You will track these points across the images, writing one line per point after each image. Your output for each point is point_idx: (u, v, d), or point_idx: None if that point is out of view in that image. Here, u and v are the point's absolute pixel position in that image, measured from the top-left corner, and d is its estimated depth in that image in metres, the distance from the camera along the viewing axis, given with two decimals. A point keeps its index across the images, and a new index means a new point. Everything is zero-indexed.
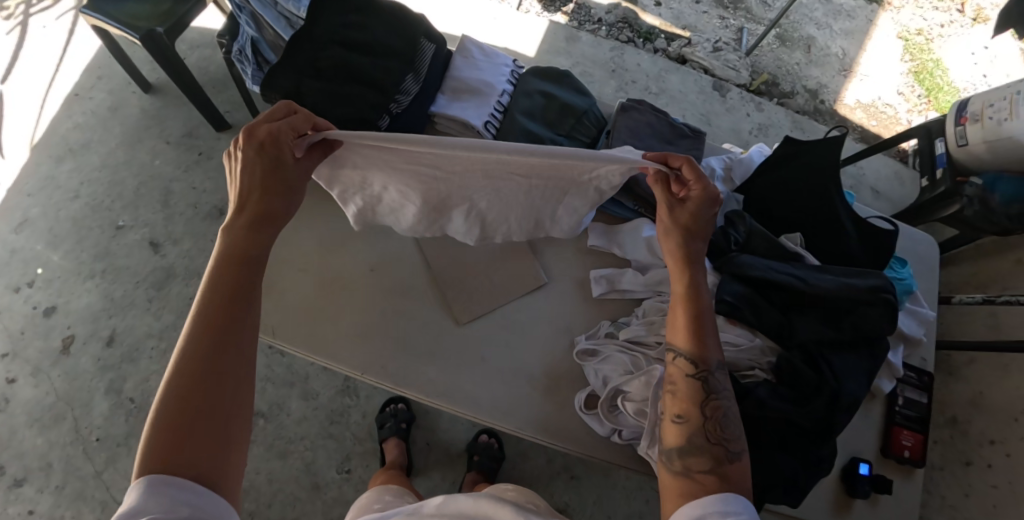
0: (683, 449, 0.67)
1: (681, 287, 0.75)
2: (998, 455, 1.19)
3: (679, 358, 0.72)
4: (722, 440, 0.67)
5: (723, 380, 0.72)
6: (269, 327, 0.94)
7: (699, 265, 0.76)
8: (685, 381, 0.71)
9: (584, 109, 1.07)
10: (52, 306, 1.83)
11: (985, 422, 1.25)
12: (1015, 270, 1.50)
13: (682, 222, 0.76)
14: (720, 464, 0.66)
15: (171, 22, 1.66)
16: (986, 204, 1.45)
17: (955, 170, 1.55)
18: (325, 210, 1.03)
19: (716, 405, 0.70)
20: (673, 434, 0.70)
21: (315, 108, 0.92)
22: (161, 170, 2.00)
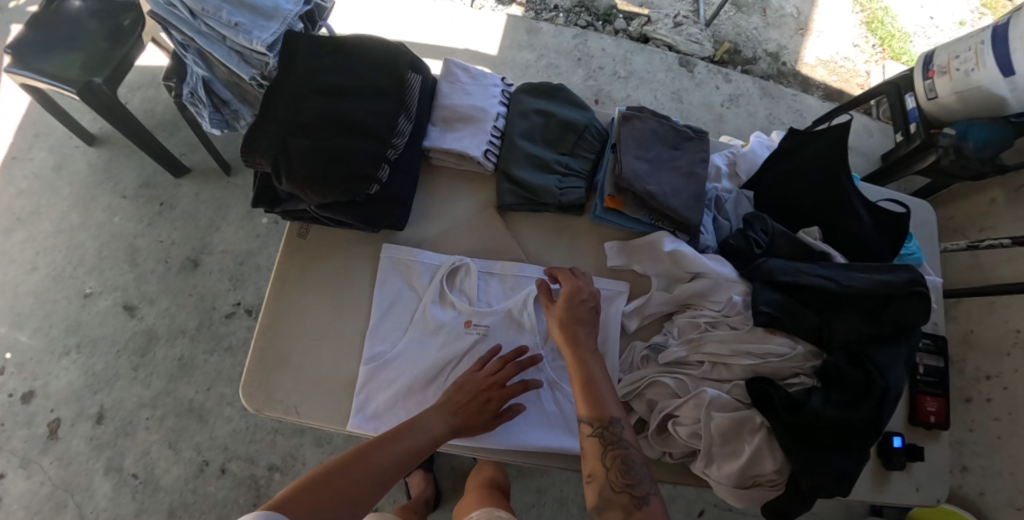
0: (598, 507, 0.73)
1: (572, 365, 0.83)
2: (995, 389, 1.25)
3: (580, 427, 0.79)
4: (627, 487, 0.73)
5: (625, 430, 0.78)
6: (294, 408, 0.89)
7: (582, 344, 0.85)
8: (585, 442, 0.77)
9: (585, 124, 1.03)
10: (29, 391, 1.71)
11: (980, 358, 1.31)
12: (991, 209, 1.55)
13: (557, 314, 0.87)
14: (629, 514, 0.71)
15: (108, 70, 1.52)
16: (960, 152, 1.42)
17: (928, 123, 1.55)
18: (325, 261, 0.94)
19: (615, 454, 0.76)
20: (590, 494, 0.75)
21: (309, 169, 0.78)
22: (123, 227, 1.87)
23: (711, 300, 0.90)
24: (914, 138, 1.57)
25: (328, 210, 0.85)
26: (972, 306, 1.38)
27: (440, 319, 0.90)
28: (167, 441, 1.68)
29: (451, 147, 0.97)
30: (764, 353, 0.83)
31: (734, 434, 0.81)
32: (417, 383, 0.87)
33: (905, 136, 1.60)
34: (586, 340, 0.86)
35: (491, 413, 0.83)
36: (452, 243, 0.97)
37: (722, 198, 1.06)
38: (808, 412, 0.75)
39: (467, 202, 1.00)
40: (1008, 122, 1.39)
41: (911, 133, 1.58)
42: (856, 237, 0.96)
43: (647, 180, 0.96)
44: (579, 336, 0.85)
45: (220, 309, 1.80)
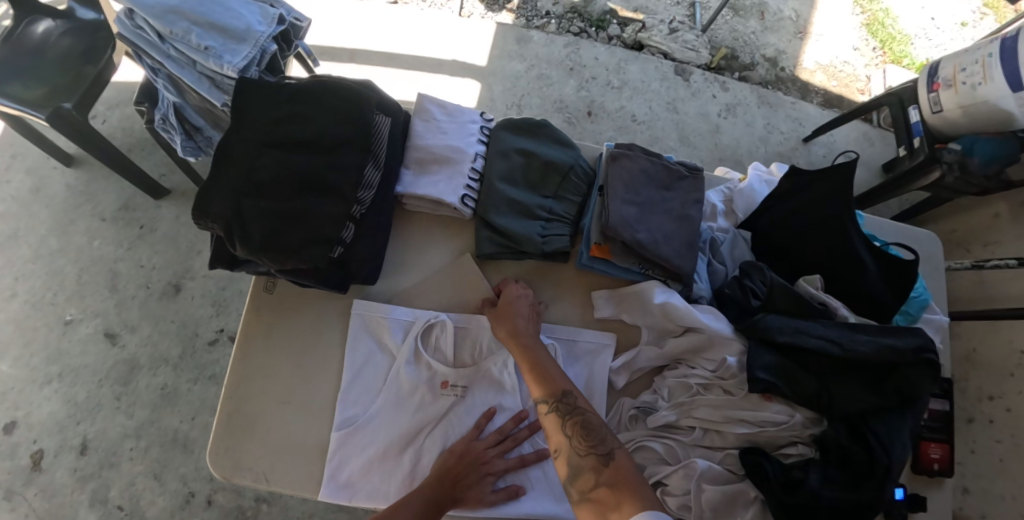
0: (571, 478, 0.72)
1: (518, 357, 0.83)
2: (998, 409, 1.21)
3: (537, 407, 0.78)
4: (591, 449, 0.73)
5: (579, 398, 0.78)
6: (263, 475, 0.84)
7: (523, 334, 0.84)
8: (544, 420, 0.76)
9: (570, 164, 0.97)
10: (11, 421, 1.67)
11: (983, 377, 1.27)
12: (994, 226, 1.50)
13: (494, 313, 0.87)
14: (600, 473, 0.70)
15: (79, 96, 1.44)
16: (966, 169, 1.39)
17: (933, 137, 1.48)
18: (293, 319, 0.90)
19: (574, 421, 0.75)
20: (562, 467, 0.74)
21: (266, 236, 0.73)
22: (103, 251, 1.82)
23: (705, 358, 0.86)
24: (916, 154, 1.50)
25: (291, 272, 0.80)
26: (976, 324, 1.34)
27: (414, 380, 0.85)
28: (152, 472, 1.65)
29: (426, 193, 0.91)
30: (759, 421, 0.78)
31: (728, 508, 0.76)
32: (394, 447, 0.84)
33: (909, 150, 1.54)
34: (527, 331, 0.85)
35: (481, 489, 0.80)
36: (428, 295, 0.92)
37: (717, 239, 1.00)
38: (805, 493, 0.71)
39: (445, 250, 0.95)
40: (1015, 137, 1.32)
41: (914, 147, 1.52)
42: (861, 283, 0.90)
43: (636, 227, 0.90)
44: (520, 328, 0.85)
45: (203, 336, 1.75)
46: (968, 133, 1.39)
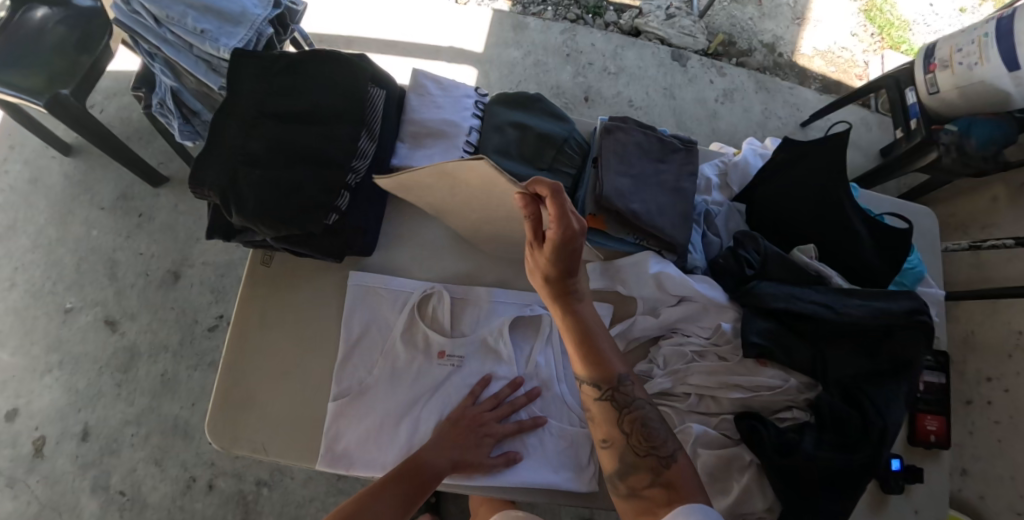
0: (622, 473, 0.72)
1: (568, 328, 0.76)
2: (997, 391, 1.21)
3: (588, 391, 0.76)
4: (651, 450, 0.71)
5: (633, 388, 0.75)
6: (262, 447, 0.84)
7: (576, 298, 0.74)
8: (597, 407, 0.74)
9: (563, 137, 0.97)
10: (13, 409, 1.68)
11: (978, 359, 1.29)
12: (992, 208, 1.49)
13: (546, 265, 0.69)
14: (658, 474, 0.70)
15: (76, 81, 1.46)
16: (963, 151, 1.37)
17: (931, 118, 1.48)
18: (289, 293, 0.90)
19: (632, 417, 0.73)
20: (611, 459, 0.73)
21: (259, 203, 0.73)
22: (101, 241, 1.82)
23: (698, 325, 0.86)
24: (913, 134, 1.48)
25: (286, 241, 0.80)
26: (973, 303, 1.36)
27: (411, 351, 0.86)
28: (153, 458, 1.65)
29: (421, 166, 0.92)
30: (755, 386, 0.78)
31: (723, 471, 0.77)
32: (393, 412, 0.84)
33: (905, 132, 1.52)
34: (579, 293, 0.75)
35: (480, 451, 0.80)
36: (426, 267, 0.92)
37: (711, 212, 1.00)
38: (800, 455, 0.71)
39: (440, 223, 0.95)
40: (1011, 118, 1.34)
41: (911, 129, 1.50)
42: (855, 251, 0.92)
43: (631, 198, 0.90)
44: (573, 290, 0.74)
45: (203, 322, 1.75)
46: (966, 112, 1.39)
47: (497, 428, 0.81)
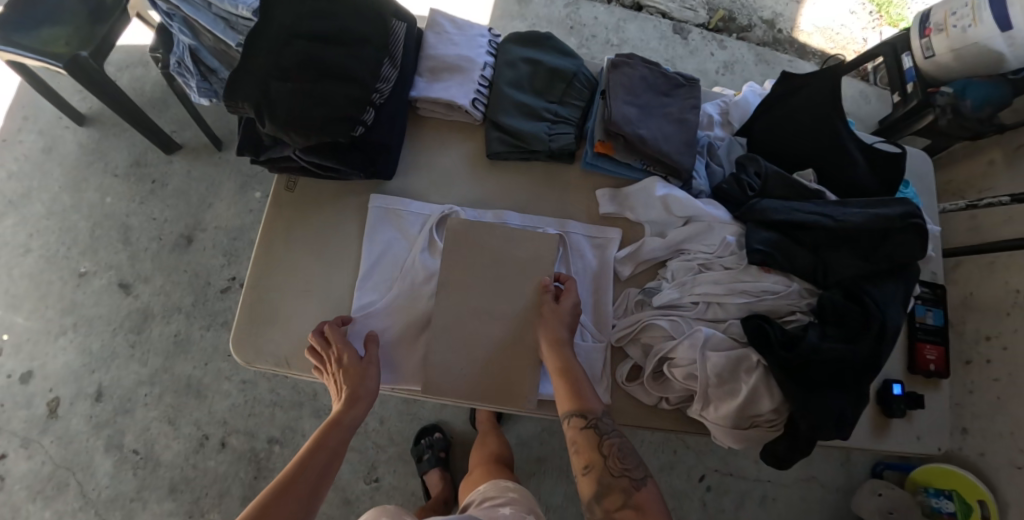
0: (599, 495, 0.75)
1: (558, 370, 0.82)
2: (995, 349, 1.25)
3: (571, 420, 0.79)
4: (625, 471, 0.76)
5: (608, 420, 0.81)
6: (285, 360, 0.88)
7: (565, 344, 0.84)
8: (580, 435, 0.78)
9: (573, 71, 1.00)
10: (28, 371, 1.57)
11: (978, 319, 1.30)
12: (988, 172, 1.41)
13: (551, 322, 0.85)
14: (629, 495, 0.75)
15: (95, 46, 1.37)
16: (959, 112, 1.30)
17: (925, 82, 1.41)
18: (312, 214, 0.93)
19: (610, 443, 0.78)
20: (588, 483, 0.77)
21: (293, 114, 0.77)
22: (115, 207, 1.72)
23: (703, 242, 0.90)
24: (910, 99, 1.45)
25: (312, 155, 0.85)
26: (971, 266, 1.35)
27: (428, 267, 0.90)
28: (167, 417, 1.56)
29: (438, 96, 0.95)
30: (761, 291, 0.83)
31: (731, 374, 0.80)
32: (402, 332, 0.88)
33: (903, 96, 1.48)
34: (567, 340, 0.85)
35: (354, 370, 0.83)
36: (444, 191, 0.97)
37: (714, 145, 1.05)
38: (805, 348, 0.76)
39: (455, 152, 0.99)
40: (1006, 81, 1.23)
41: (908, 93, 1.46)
42: (851, 176, 0.96)
43: (638, 124, 0.94)
44: (564, 337, 0.84)
45: (215, 285, 1.67)
46: (961, 77, 1.30)
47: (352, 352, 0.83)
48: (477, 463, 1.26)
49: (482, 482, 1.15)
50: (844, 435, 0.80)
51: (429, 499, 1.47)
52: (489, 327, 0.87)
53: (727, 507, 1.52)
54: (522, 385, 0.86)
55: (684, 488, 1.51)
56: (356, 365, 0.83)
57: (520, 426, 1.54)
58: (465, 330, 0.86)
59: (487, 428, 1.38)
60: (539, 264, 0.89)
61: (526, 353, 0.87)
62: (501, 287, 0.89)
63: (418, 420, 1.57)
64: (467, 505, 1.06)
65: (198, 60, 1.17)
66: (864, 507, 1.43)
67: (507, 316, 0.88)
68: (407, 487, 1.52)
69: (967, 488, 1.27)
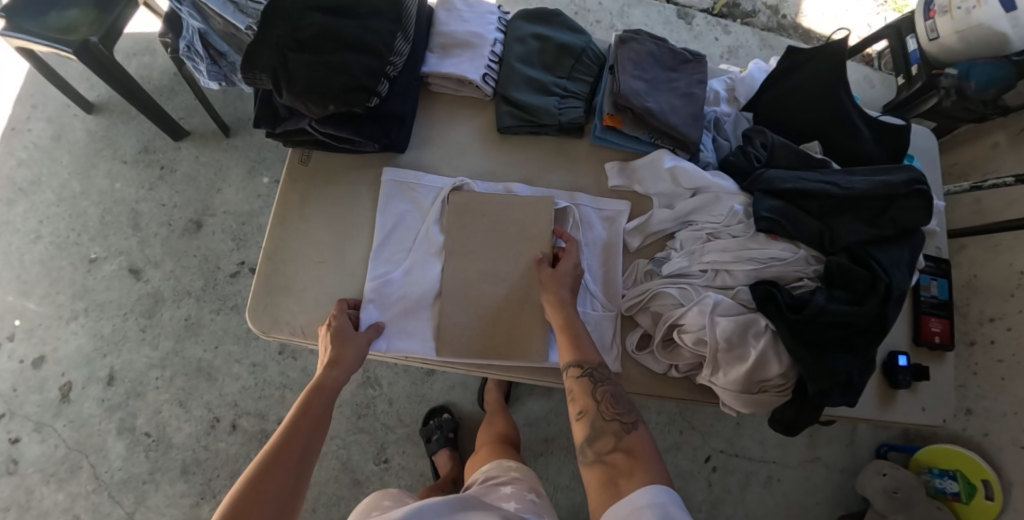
0: (590, 439, 0.73)
1: (558, 327, 0.85)
2: (998, 330, 1.27)
3: (568, 370, 0.80)
4: (616, 416, 0.74)
5: (606, 371, 0.81)
6: (301, 329, 0.90)
7: (567, 305, 0.86)
8: (575, 382, 0.78)
9: (581, 47, 1.01)
10: (40, 356, 1.58)
11: (982, 301, 1.32)
12: (992, 155, 1.41)
13: (548, 282, 0.88)
14: (620, 439, 0.72)
15: (106, 28, 1.37)
16: (963, 95, 1.28)
17: (929, 64, 1.38)
18: (328, 189, 0.95)
19: (602, 389, 0.77)
20: (581, 430, 0.75)
21: (309, 83, 0.79)
22: (123, 193, 1.72)
23: (710, 214, 0.91)
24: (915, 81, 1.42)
25: (329, 126, 0.86)
26: (975, 248, 1.36)
27: (440, 236, 0.92)
28: (178, 400, 1.58)
29: (450, 72, 0.96)
30: (769, 258, 0.85)
31: (740, 338, 0.81)
32: (415, 300, 0.90)
33: (907, 79, 1.46)
34: (571, 302, 0.87)
35: (347, 337, 0.85)
36: (455, 165, 0.99)
37: (721, 120, 1.06)
38: (813, 310, 0.78)
39: (467, 127, 1.01)
40: (1009, 62, 1.23)
41: (913, 75, 1.44)
42: (859, 147, 0.97)
43: (646, 97, 0.95)
44: (565, 299, 0.86)
45: (225, 269, 1.69)
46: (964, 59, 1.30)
47: (344, 321, 0.86)
48: (484, 442, 1.27)
49: (488, 459, 1.17)
50: (852, 400, 0.81)
51: (438, 478, 1.48)
52: (496, 291, 0.90)
53: (733, 487, 1.54)
54: (530, 346, 0.89)
55: (690, 468, 1.53)
56: (342, 333, 0.85)
57: (528, 407, 1.56)
58: (474, 292, 0.90)
59: (495, 409, 1.39)
60: (542, 229, 0.93)
61: (530, 313, 0.90)
62: (503, 251, 0.92)
63: (427, 401, 1.59)
64: (471, 482, 1.07)
65: (208, 45, 1.17)
66: (870, 486, 1.39)
67: (512, 280, 0.91)
68: (417, 468, 1.54)
69: (971, 468, 1.29)
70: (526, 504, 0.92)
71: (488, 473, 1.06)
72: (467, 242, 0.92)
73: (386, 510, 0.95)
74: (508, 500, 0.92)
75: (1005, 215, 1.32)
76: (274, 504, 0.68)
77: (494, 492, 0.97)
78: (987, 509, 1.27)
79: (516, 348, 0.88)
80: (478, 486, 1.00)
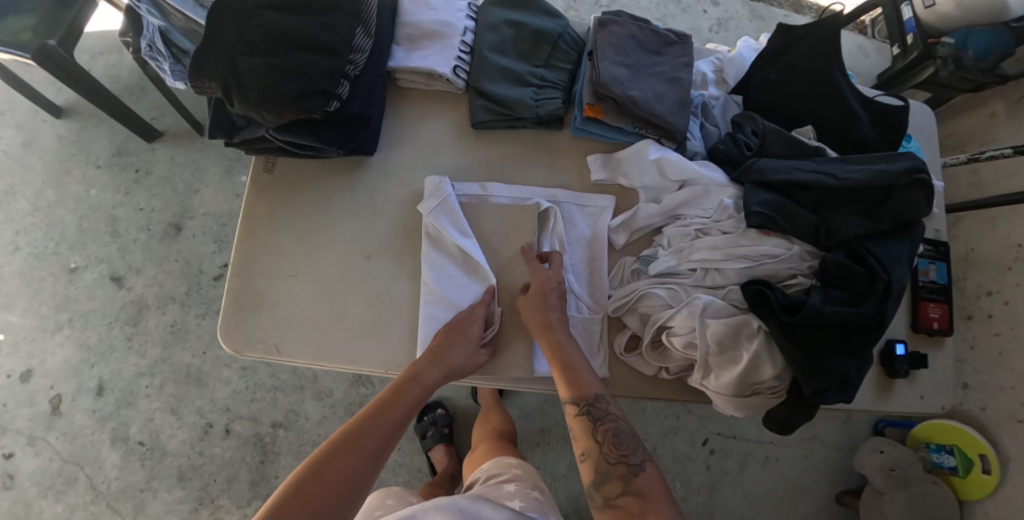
0: (597, 482, 0.73)
1: (550, 353, 0.80)
2: (997, 304, 1.23)
3: (565, 407, 0.78)
4: (621, 458, 0.73)
5: (608, 403, 0.78)
6: (275, 346, 0.87)
7: (556, 328, 0.81)
8: (575, 423, 0.75)
9: (558, 32, 0.94)
10: (27, 370, 1.55)
11: (980, 275, 1.28)
12: (991, 123, 1.35)
13: (531, 300, 0.83)
14: (628, 482, 0.72)
15: (66, 28, 1.28)
16: (960, 63, 1.23)
17: (925, 32, 1.30)
18: (294, 198, 0.92)
19: (604, 429, 0.75)
20: (586, 471, 0.75)
21: (262, 89, 0.74)
22: (100, 199, 1.66)
23: (700, 207, 0.87)
24: (910, 51, 1.35)
25: (288, 133, 0.82)
26: (973, 221, 1.32)
27: None
28: (169, 407, 1.55)
29: (418, 66, 0.90)
30: (760, 255, 0.81)
31: (732, 341, 0.79)
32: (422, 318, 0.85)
33: (902, 49, 1.39)
34: (560, 323, 0.82)
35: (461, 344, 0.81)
36: (429, 166, 0.94)
37: (709, 105, 1.01)
38: (809, 310, 0.75)
39: (439, 125, 0.96)
40: (1007, 28, 1.16)
41: (909, 45, 1.37)
42: (855, 132, 0.92)
43: (628, 85, 0.89)
44: (553, 321, 0.82)
45: (208, 273, 1.64)
46: (962, 27, 1.22)
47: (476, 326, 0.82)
48: (481, 440, 1.24)
49: (487, 456, 1.14)
50: (850, 397, 0.78)
51: (435, 474, 1.45)
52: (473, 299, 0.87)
53: (731, 469, 1.53)
54: (512, 357, 0.86)
55: (688, 452, 1.52)
56: (462, 336, 0.82)
57: (523, 399, 1.54)
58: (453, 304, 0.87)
59: (490, 404, 1.35)
60: (519, 232, 0.89)
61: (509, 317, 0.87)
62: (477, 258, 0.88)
63: None
64: (472, 481, 1.04)
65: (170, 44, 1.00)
66: (866, 465, 1.38)
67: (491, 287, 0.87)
68: (413, 464, 1.52)
69: (968, 443, 1.27)
70: (530, 503, 0.89)
71: (488, 469, 1.03)
72: (444, 252, 0.88)
73: (387, 511, 0.92)
74: (512, 499, 0.89)
75: (1004, 186, 1.27)
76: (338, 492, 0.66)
77: (496, 490, 0.93)
78: (982, 483, 1.26)
79: (497, 361, 0.86)
80: (480, 484, 0.96)
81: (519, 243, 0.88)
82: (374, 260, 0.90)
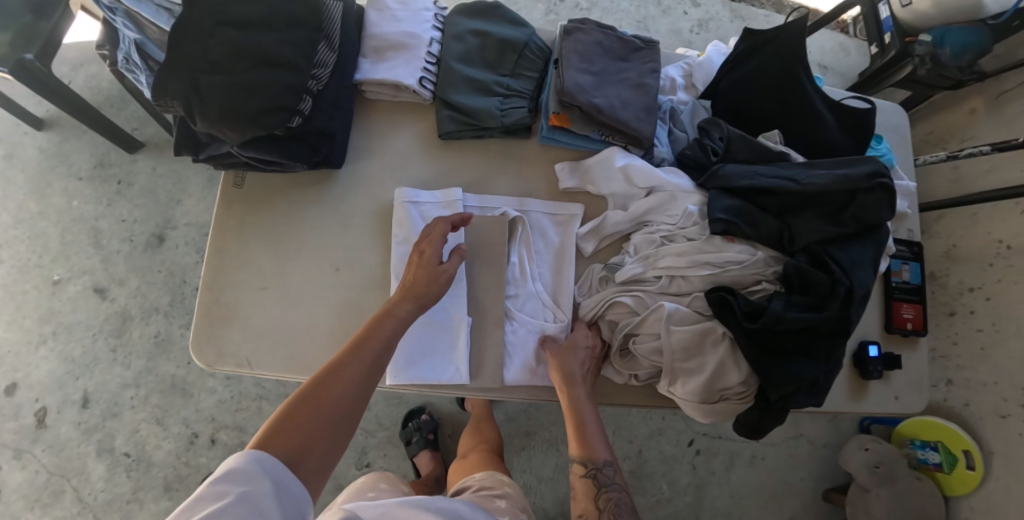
0: None
1: (567, 406, 0.82)
2: (978, 300, 1.23)
3: (572, 466, 0.80)
4: None
5: (614, 473, 0.79)
6: (247, 359, 0.87)
7: (577, 383, 0.82)
8: (578, 484, 0.78)
9: (524, 41, 0.95)
10: (12, 383, 1.55)
11: (961, 271, 1.28)
12: (970, 120, 1.36)
13: (559, 351, 0.83)
14: None
15: (42, 42, 1.27)
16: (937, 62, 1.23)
17: (902, 31, 1.30)
18: (264, 211, 0.92)
19: (607, 497, 0.76)
20: None
21: (224, 108, 0.74)
22: (82, 210, 1.66)
23: (666, 214, 0.88)
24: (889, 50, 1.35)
25: (253, 150, 0.82)
26: (953, 218, 1.32)
27: None
28: (154, 418, 1.54)
29: (384, 78, 0.91)
30: (724, 261, 0.82)
31: (697, 347, 0.79)
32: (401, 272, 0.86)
33: (880, 48, 1.40)
34: (582, 379, 0.83)
35: (432, 272, 0.81)
36: (398, 176, 0.94)
37: (677, 110, 1.01)
38: (772, 316, 0.75)
39: (407, 135, 0.96)
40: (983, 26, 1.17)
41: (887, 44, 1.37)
42: (821, 136, 0.93)
43: (593, 93, 0.89)
44: (576, 375, 0.82)
45: (191, 283, 1.63)
46: (938, 25, 1.22)
47: (436, 247, 0.82)
48: (469, 449, 1.23)
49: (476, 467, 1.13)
50: (817, 401, 0.79)
51: (420, 479, 1.46)
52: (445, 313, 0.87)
53: (718, 469, 1.53)
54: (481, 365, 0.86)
55: (674, 453, 1.52)
56: (424, 263, 0.82)
57: (508, 403, 1.54)
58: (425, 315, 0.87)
59: (479, 414, 1.35)
60: (487, 241, 0.89)
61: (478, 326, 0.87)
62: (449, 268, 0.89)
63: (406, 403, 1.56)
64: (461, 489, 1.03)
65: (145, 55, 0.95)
66: (851, 463, 1.38)
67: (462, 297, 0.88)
68: (399, 470, 1.52)
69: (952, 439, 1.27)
70: None
71: (477, 479, 1.03)
72: None
73: (380, 493, 0.90)
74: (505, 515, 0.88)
75: (982, 183, 1.28)
76: (331, 410, 0.64)
77: (487, 503, 0.92)
78: (967, 479, 1.27)
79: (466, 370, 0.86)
80: (472, 494, 0.95)
81: (488, 252, 0.88)
82: (345, 271, 0.90)
